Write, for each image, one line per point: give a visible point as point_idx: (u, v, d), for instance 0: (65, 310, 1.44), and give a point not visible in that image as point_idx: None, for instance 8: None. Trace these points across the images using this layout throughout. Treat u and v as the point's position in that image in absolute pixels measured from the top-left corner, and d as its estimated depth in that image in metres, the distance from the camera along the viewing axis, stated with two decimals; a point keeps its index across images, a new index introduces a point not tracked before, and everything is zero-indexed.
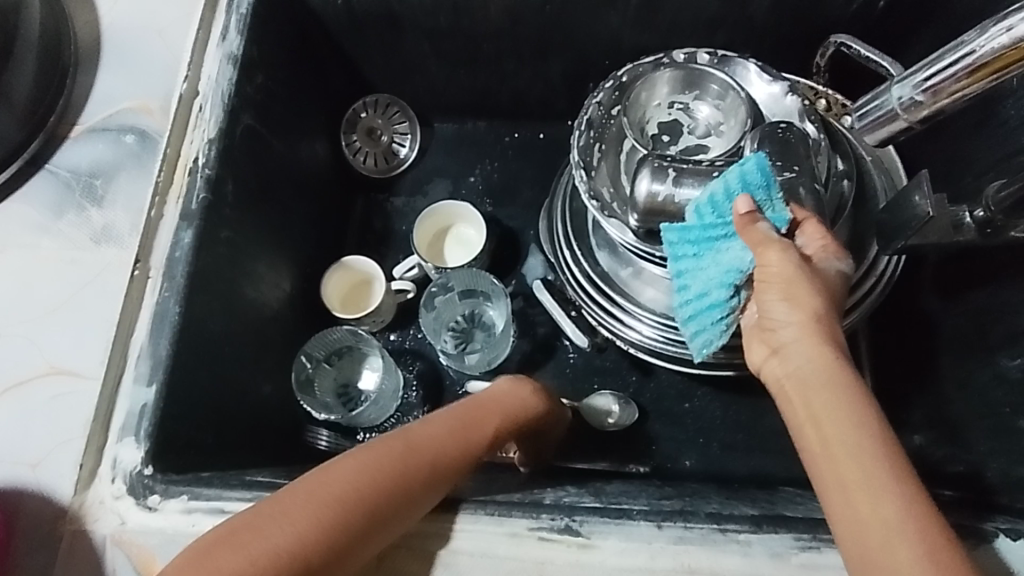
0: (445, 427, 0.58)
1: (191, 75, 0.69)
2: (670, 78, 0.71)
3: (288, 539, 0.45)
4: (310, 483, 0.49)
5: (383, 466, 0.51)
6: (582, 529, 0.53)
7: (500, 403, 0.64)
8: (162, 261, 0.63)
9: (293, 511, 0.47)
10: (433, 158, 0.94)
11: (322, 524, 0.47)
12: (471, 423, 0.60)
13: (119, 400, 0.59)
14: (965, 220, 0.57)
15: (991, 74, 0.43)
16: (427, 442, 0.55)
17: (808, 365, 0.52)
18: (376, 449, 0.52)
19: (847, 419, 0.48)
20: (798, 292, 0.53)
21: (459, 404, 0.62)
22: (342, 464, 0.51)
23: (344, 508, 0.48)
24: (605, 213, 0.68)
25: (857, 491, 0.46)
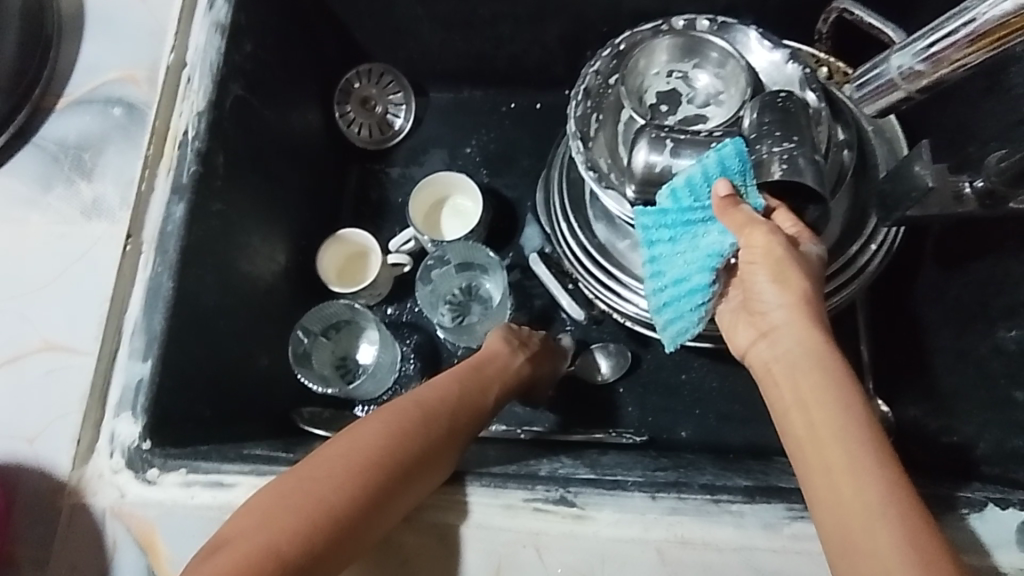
0: (448, 390, 0.61)
1: (178, 44, 0.67)
2: (670, 46, 0.70)
3: (320, 505, 0.48)
4: (330, 452, 0.51)
5: (404, 428, 0.54)
6: (577, 500, 0.53)
7: (499, 361, 0.68)
8: (154, 236, 0.62)
9: (329, 472, 0.50)
10: (429, 127, 0.93)
11: (350, 489, 0.49)
12: (471, 385, 0.63)
13: (115, 375, 0.59)
14: (966, 191, 0.56)
15: (993, 42, 0.42)
16: (435, 406, 0.58)
17: (796, 348, 0.52)
18: (388, 417, 0.55)
19: (834, 402, 0.49)
20: (786, 274, 0.53)
21: (460, 367, 0.66)
22: (359, 432, 0.53)
23: (368, 472, 0.50)
24: (602, 183, 0.67)
25: (841, 472, 0.46)
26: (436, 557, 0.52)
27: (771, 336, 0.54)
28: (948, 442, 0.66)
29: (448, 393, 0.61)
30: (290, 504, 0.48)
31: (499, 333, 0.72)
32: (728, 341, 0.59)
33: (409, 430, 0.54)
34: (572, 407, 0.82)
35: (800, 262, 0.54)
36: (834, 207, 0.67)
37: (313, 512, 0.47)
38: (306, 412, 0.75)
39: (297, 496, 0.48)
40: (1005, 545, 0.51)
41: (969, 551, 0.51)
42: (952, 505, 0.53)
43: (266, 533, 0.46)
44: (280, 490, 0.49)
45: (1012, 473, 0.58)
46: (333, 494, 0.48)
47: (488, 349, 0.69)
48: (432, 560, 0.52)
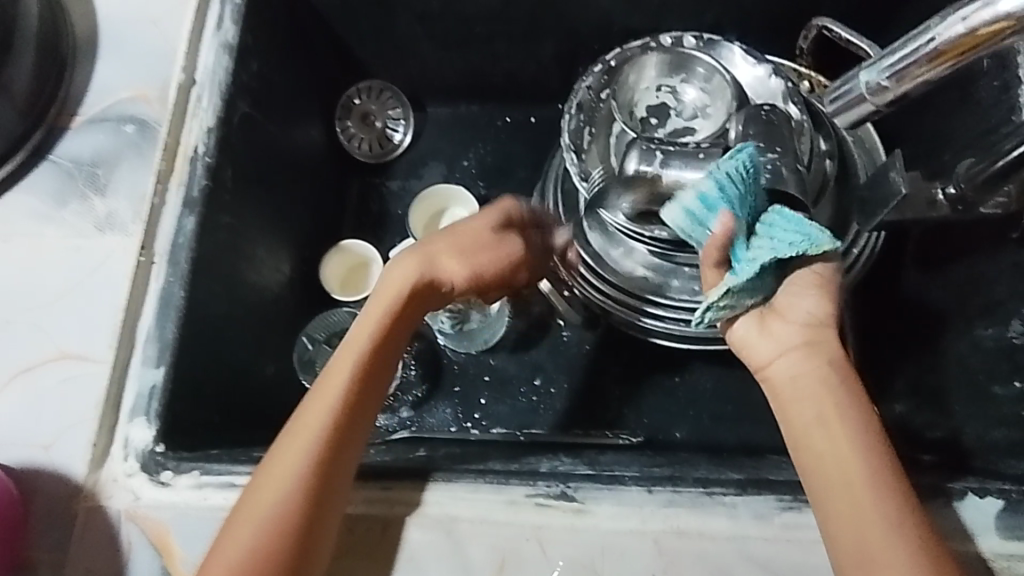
0: (356, 337, 0.59)
1: (188, 64, 0.70)
2: (658, 62, 0.74)
3: (283, 503, 0.52)
4: (275, 454, 0.54)
5: (310, 428, 0.55)
6: (577, 495, 0.55)
7: (394, 293, 0.60)
8: (165, 247, 0.65)
9: (264, 497, 0.52)
10: (427, 141, 0.96)
11: (309, 466, 0.53)
12: (371, 330, 0.59)
13: (128, 382, 0.61)
14: (938, 197, 0.60)
15: (953, 59, 0.45)
16: (346, 365, 0.57)
17: (821, 373, 0.54)
18: (313, 398, 0.56)
19: (854, 431, 0.52)
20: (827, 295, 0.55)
21: (362, 312, 0.61)
22: (301, 416, 0.56)
23: (310, 456, 0.54)
24: (595, 194, 0.69)
25: (866, 495, 0.50)
26: (444, 552, 0.54)
27: (805, 356, 0.54)
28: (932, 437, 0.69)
29: (359, 338, 0.59)
30: (257, 513, 0.52)
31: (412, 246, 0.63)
32: (745, 355, 0.57)
33: (329, 403, 0.56)
34: (570, 409, 0.85)
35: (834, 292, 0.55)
36: (817, 215, 0.70)
37: (280, 511, 0.52)
38: None
39: (261, 505, 0.52)
40: (985, 531, 0.54)
41: (952, 537, 0.54)
42: (936, 493, 0.55)
43: (251, 535, 0.51)
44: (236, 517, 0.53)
45: (993, 465, 0.61)
46: (290, 488, 0.52)
47: (402, 265, 0.62)
48: (439, 555, 0.54)
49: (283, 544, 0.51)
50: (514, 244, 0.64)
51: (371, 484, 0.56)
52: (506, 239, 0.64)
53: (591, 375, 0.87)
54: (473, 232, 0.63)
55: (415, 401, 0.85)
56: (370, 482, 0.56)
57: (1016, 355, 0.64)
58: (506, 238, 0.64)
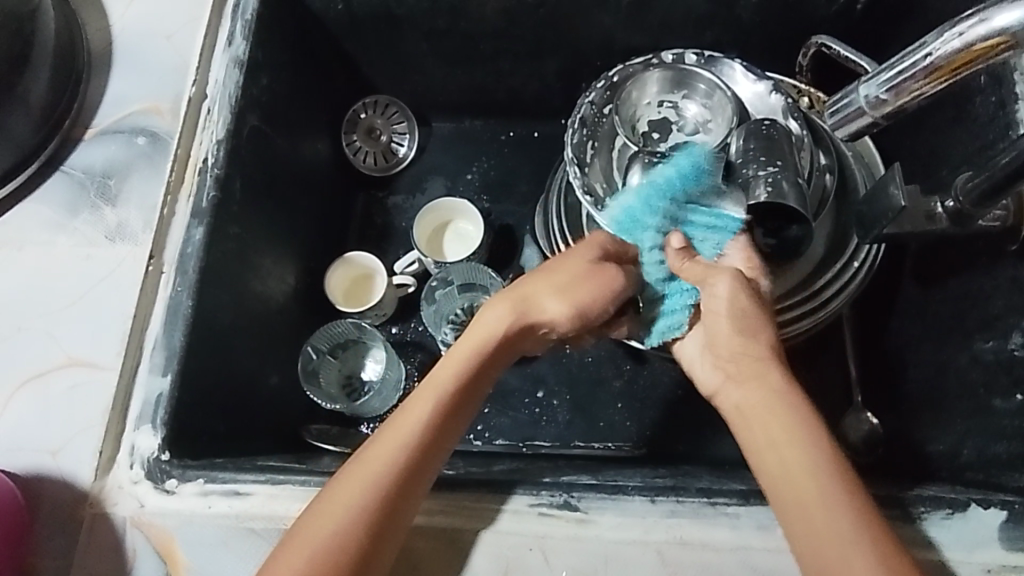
0: (439, 374, 0.58)
1: (200, 78, 0.72)
2: (659, 78, 0.75)
3: (342, 528, 0.51)
4: (346, 477, 0.53)
5: (395, 444, 0.54)
6: (580, 504, 0.56)
7: (501, 320, 0.61)
8: (174, 257, 0.66)
9: (337, 506, 0.52)
10: (432, 156, 0.97)
11: (385, 483, 0.53)
12: (469, 356, 0.59)
13: (136, 390, 0.61)
14: (938, 211, 0.60)
15: (948, 74, 0.46)
16: (427, 400, 0.57)
17: (767, 402, 0.54)
18: (393, 424, 0.56)
19: (800, 447, 0.52)
20: (748, 324, 0.58)
21: (461, 338, 0.61)
22: (387, 432, 0.55)
23: (378, 486, 0.52)
24: (598, 207, 0.70)
25: (819, 511, 0.49)
26: (446, 561, 0.54)
27: (739, 381, 0.57)
28: (934, 451, 0.69)
29: (443, 376, 0.58)
30: (318, 532, 0.51)
31: (525, 274, 0.64)
32: (698, 382, 0.62)
33: (408, 435, 0.55)
34: (572, 422, 0.86)
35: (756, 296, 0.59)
36: (817, 229, 0.71)
37: (338, 537, 0.51)
38: (314, 429, 0.78)
39: (317, 530, 0.51)
40: (987, 544, 0.54)
41: (954, 549, 0.54)
42: (938, 505, 0.55)
43: (319, 543, 0.50)
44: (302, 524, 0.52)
45: (995, 478, 0.61)
46: (354, 513, 0.51)
47: (497, 301, 0.62)
48: (442, 563, 0.54)
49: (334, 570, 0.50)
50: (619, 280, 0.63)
51: None
52: (609, 274, 0.62)
53: (594, 387, 0.87)
54: (571, 266, 0.63)
55: None
56: None
57: (1015, 368, 0.63)
58: (609, 271, 0.62)
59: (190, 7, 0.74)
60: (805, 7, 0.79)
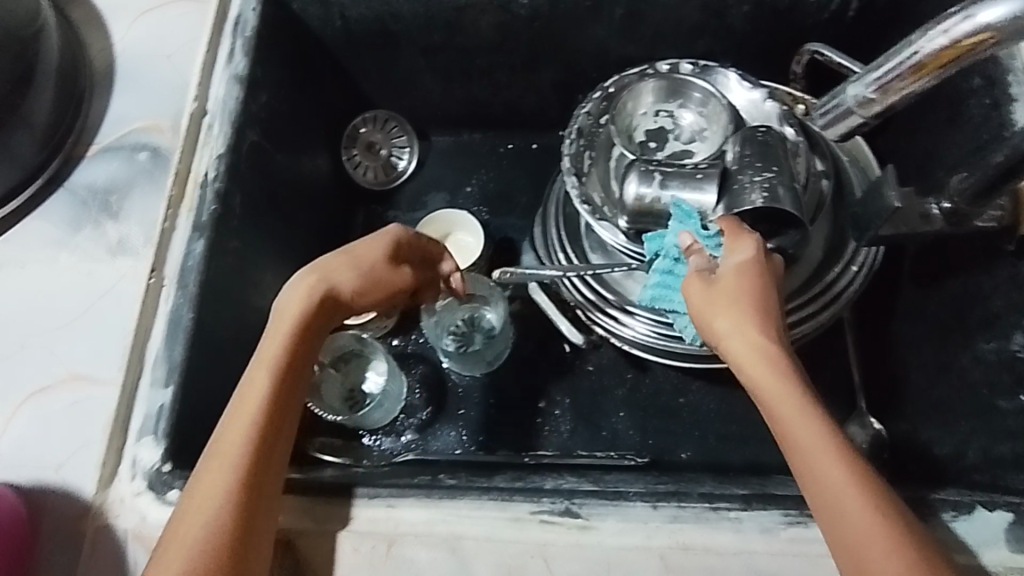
0: (262, 356, 0.57)
1: (199, 95, 0.73)
2: (655, 88, 0.77)
3: (216, 521, 0.51)
4: (203, 475, 0.53)
5: (236, 442, 0.53)
6: (581, 511, 0.55)
7: (295, 297, 0.60)
8: (175, 270, 0.66)
9: (194, 514, 0.51)
10: (431, 169, 0.98)
11: (232, 483, 0.52)
12: (292, 330, 0.58)
13: (137, 403, 0.61)
14: (933, 211, 0.60)
15: (934, 71, 0.47)
16: (261, 384, 0.56)
17: (759, 360, 0.54)
18: (235, 414, 0.55)
19: (829, 442, 0.50)
20: (727, 301, 0.57)
21: (271, 317, 0.60)
22: (226, 430, 0.54)
23: (230, 483, 0.52)
24: (597, 216, 0.72)
25: (834, 493, 0.48)
26: (447, 569, 0.54)
27: (732, 328, 0.56)
28: (939, 454, 0.69)
29: (267, 357, 0.57)
30: (185, 542, 0.50)
31: (319, 255, 0.63)
32: (704, 332, 0.58)
33: (248, 422, 0.54)
34: (575, 431, 0.86)
35: (746, 284, 0.57)
36: (815, 233, 0.72)
37: (212, 532, 0.50)
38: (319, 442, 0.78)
39: (190, 528, 0.50)
40: (997, 543, 0.53)
41: (963, 551, 0.53)
42: (944, 506, 0.54)
43: (185, 554, 0.49)
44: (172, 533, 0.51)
45: (1001, 479, 0.61)
46: (224, 504, 0.51)
47: (299, 282, 0.61)
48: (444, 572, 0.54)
49: (217, 561, 0.49)
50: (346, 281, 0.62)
51: (380, 502, 0.57)
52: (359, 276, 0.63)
53: (596, 396, 0.87)
54: (336, 265, 0.62)
55: (419, 423, 0.87)
56: (377, 500, 0.57)
57: (1019, 367, 0.63)
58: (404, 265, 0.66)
59: (190, 26, 0.75)
60: (797, 15, 0.80)
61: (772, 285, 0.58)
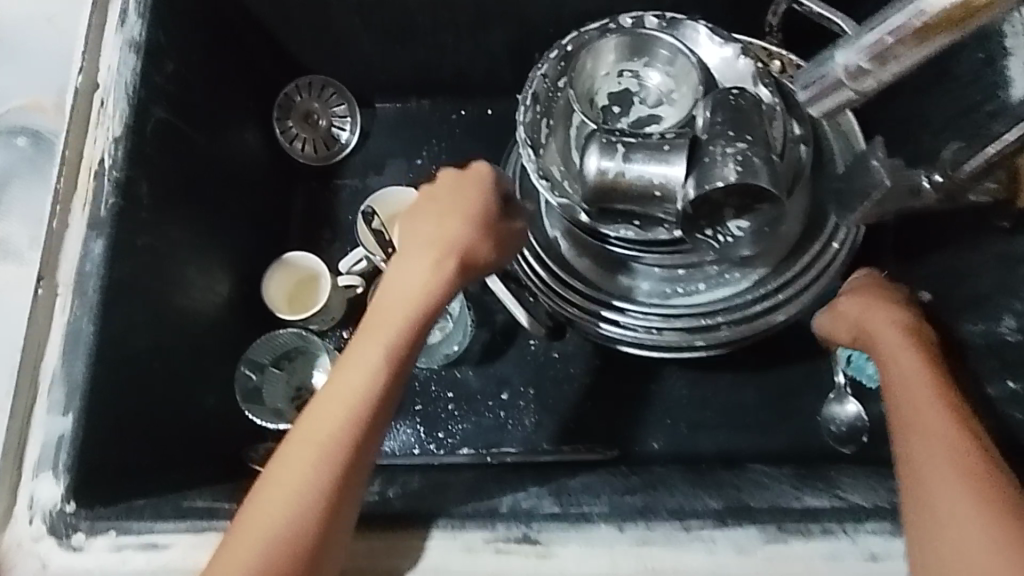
0: (380, 336, 0.53)
1: (87, 66, 0.63)
2: (618, 45, 0.69)
3: (301, 510, 0.47)
4: (295, 445, 0.50)
5: (333, 429, 0.50)
6: (540, 537, 0.50)
7: (401, 276, 0.57)
8: (71, 276, 0.58)
9: (274, 503, 0.48)
10: (377, 140, 0.88)
11: (322, 475, 0.48)
12: (408, 312, 0.55)
13: (34, 431, 0.54)
14: (924, 186, 0.52)
15: (936, 37, 0.39)
16: (370, 371, 0.52)
17: (917, 368, 0.54)
18: (333, 394, 0.51)
19: (941, 446, 0.49)
20: (873, 313, 0.60)
21: (381, 292, 0.56)
22: (321, 409, 0.51)
23: (323, 477, 0.48)
24: (555, 193, 0.66)
25: (947, 502, 0.46)
26: None
27: (898, 343, 0.57)
28: None
29: (379, 341, 0.53)
30: (261, 533, 0.46)
31: (429, 213, 0.60)
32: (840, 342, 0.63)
33: (351, 410, 0.50)
34: (541, 423, 0.80)
35: (874, 308, 0.61)
36: (793, 204, 0.66)
37: (292, 525, 0.47)
38: (262, 447, 0.70)
39: (265, 516, 0.47)
40: None
41: None
42: None
43: (263, 546, 0.46)
44: (243, 519, 0.48)
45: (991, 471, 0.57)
46: (317, 484, 0.48)
47: (420, 253, 0.57)
48: None
49: (298, 552, 0.46)
50: (470, 256, 0.57)
51: None
52: (482, 245, 0.58)
53: (560, 384, 0.81)
54: (455, 233, 0.57)
55: None
56: None
57: (1006, 352, 0.57)
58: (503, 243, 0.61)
59: None
60: None
61: (896, 308, 0.61)
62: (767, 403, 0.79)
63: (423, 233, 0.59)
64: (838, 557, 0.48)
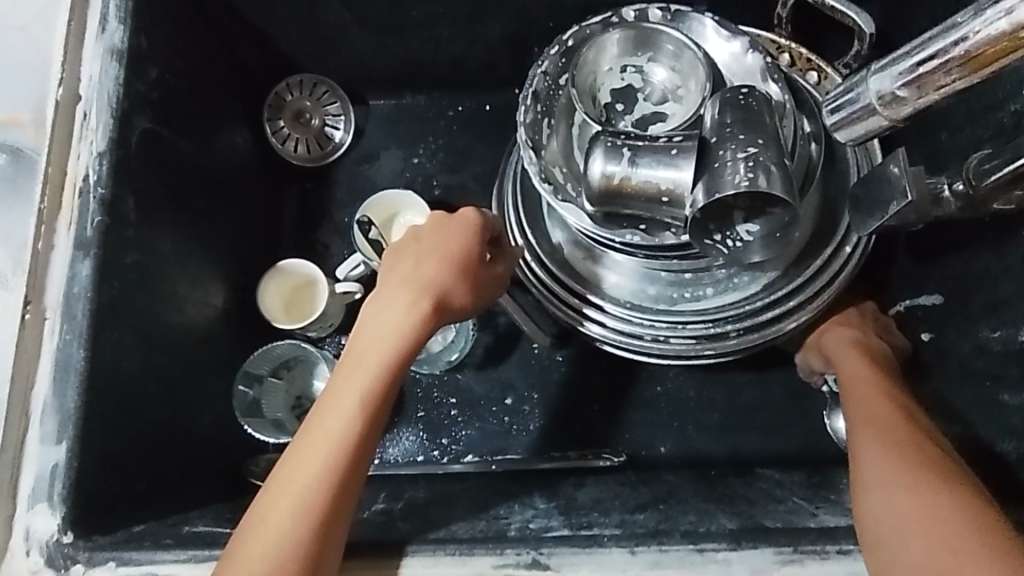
0: (355, 375, 0.53)
1: (67, 78, 0.60)
2: (621, 40, 0.66)
3: (278, 556, 0.46)
4: (274, 488, 0.49)
5: (306, 471, 0.49)
6: (550, 562, 0.48)
7: (375, 314, 0.56)
8: (58, 299, 0.56)
9: (250, 549, 0.47)
10: (373, 138, 0.85)
11: (297, 519, 0.47)
12: (382, 351, 0.54)
13: (26, 463, 0.53)
14: (943, 192, 0.51)
15: (984, 65, 0.37)
16: (345, 410, 0.51)
17: (874, 388, 0.58)
18: (310, 436, 0.51)
19: (888, 449, 0.50)
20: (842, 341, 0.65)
21: (357, 332, 0.56)
22: (298, 450, 0.51)
23: (300, 521, 0.47)
24: (559, 197, 0.63)
25: (896, 496, 0.47)
26: None
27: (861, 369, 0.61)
28: None
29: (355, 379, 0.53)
30: None
31: (406, 253, 0.59)
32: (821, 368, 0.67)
33: (327, 452, 0.50)
34: (547, 428, 0.79)
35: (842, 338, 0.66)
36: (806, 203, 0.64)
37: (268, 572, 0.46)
38: (263, 462, 0.69)
39: (245, 562, 0.46)
40: None
41: None
42: None
43: None
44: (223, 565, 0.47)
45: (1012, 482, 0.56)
46: (293, 528, 0.47)
47: (394, 291, 0.57)
48: None
49: None
50: (446, 295, 0.57)
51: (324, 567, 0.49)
52: (458, 282, 0.57)
53: (566, 388, 0.80)
54: (432, 274, 0.57)
55: None
56: None
57: None
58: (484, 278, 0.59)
59: None
60: None
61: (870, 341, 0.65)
62: (776, 404, 0.77)
63: (397, 272, 0.58)
64: None
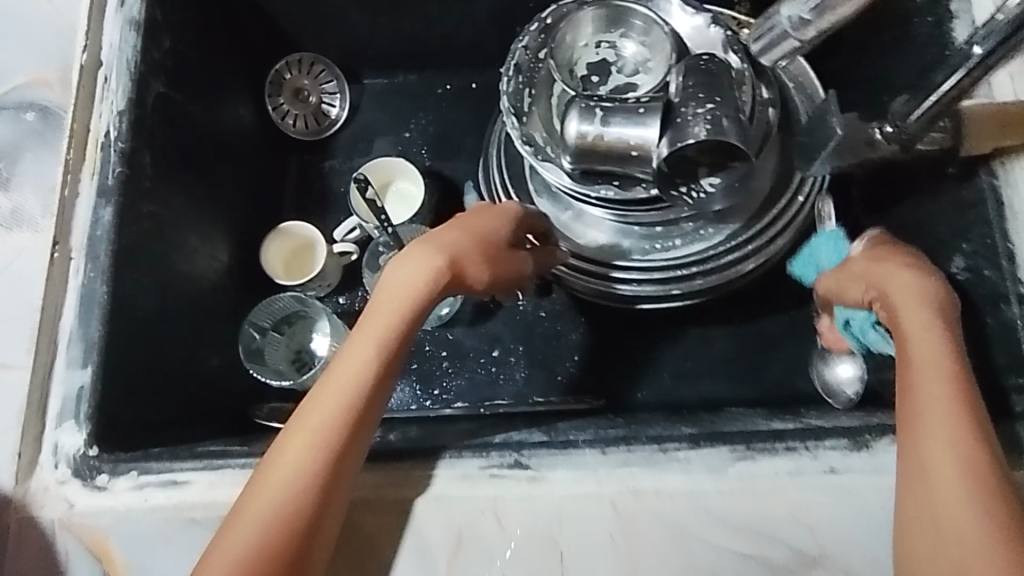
0: (371, 332, 0.53)
1: (90, 44, 0.66)
2: (594, 17, 0.72)
3: (291, 493, 0.49)
4: (292, 428, 0.51)
5: (321, 420, 0.51)
6: (531, 463, 0.55)
7: (396, 272, 0.55)
8: (83, 241, 0.61)
9: (263, 487, 0.49)
10: (367, 114, 0.91)
11: (312, 461, 0.50)
12: (400, 308, 0.54)
13: (53, 387, 0.58)
14: (876, 136, 0.57)
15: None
16: (359, 367, 0.52)
17: (946, 359, 0.48)
18: (328, 384, 0.52)
19: (954, 438, 0.45)
20: (904, 288, 0.53)
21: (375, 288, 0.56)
22: (316, 397, 0.52)
23: (313, 463, 0.49)
24: (539, 157, 0.70)
25: (946, 498, 0.44)
26: (397, 531, 0.53)
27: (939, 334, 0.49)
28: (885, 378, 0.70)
29: (367, 338, 0.53)
30: (258, 511, 0.48)
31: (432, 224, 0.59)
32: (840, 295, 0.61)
33: (342, 401, 0.51)
34: (532, 378, 0.85)
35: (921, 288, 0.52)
36: (762, 162, 0.70)
37: (281, 509, 0.48)
38: (267, 408, 0.74)
39: (262, 490, 0.49)
40: None
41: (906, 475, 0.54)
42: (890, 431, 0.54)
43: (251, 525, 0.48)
44: (242, 498, 0.50)
45: None
46: (306, 468, 0.49)
47: (414, 254, 0.56)
48: (394, 536, 0.53)
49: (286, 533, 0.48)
50: (465, 262, 0.57)
51: None
52: (476, 251, 0.58)
53: (550, 341, 0.86)
54: (454, 239, 0.57)
55: None
56: None
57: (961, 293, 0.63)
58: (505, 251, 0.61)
59: None
60: None
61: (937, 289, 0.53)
62: (743, 352, 0.84)
63: (419, 237, 0.57)
64: (802, 471, 0.53)
